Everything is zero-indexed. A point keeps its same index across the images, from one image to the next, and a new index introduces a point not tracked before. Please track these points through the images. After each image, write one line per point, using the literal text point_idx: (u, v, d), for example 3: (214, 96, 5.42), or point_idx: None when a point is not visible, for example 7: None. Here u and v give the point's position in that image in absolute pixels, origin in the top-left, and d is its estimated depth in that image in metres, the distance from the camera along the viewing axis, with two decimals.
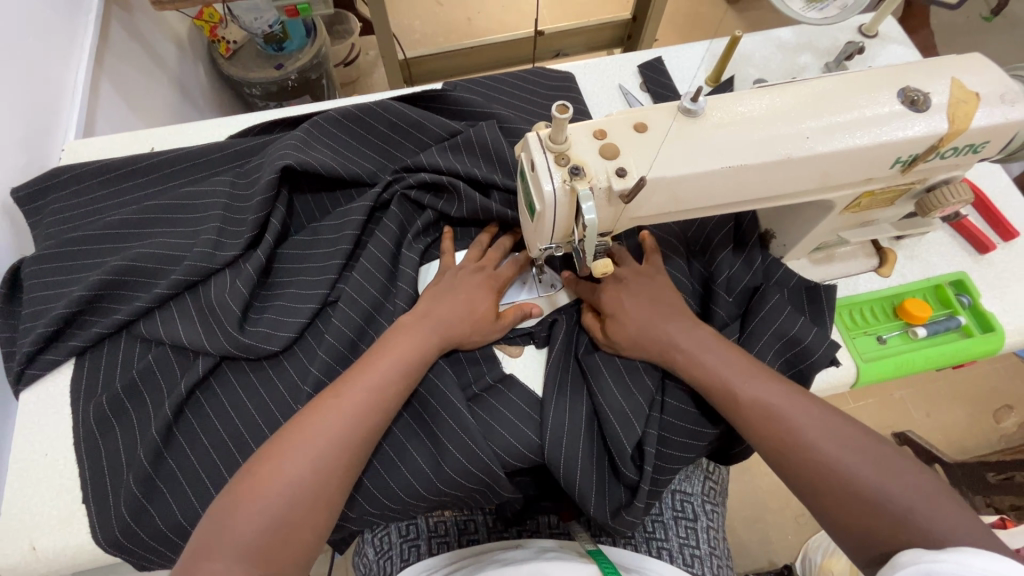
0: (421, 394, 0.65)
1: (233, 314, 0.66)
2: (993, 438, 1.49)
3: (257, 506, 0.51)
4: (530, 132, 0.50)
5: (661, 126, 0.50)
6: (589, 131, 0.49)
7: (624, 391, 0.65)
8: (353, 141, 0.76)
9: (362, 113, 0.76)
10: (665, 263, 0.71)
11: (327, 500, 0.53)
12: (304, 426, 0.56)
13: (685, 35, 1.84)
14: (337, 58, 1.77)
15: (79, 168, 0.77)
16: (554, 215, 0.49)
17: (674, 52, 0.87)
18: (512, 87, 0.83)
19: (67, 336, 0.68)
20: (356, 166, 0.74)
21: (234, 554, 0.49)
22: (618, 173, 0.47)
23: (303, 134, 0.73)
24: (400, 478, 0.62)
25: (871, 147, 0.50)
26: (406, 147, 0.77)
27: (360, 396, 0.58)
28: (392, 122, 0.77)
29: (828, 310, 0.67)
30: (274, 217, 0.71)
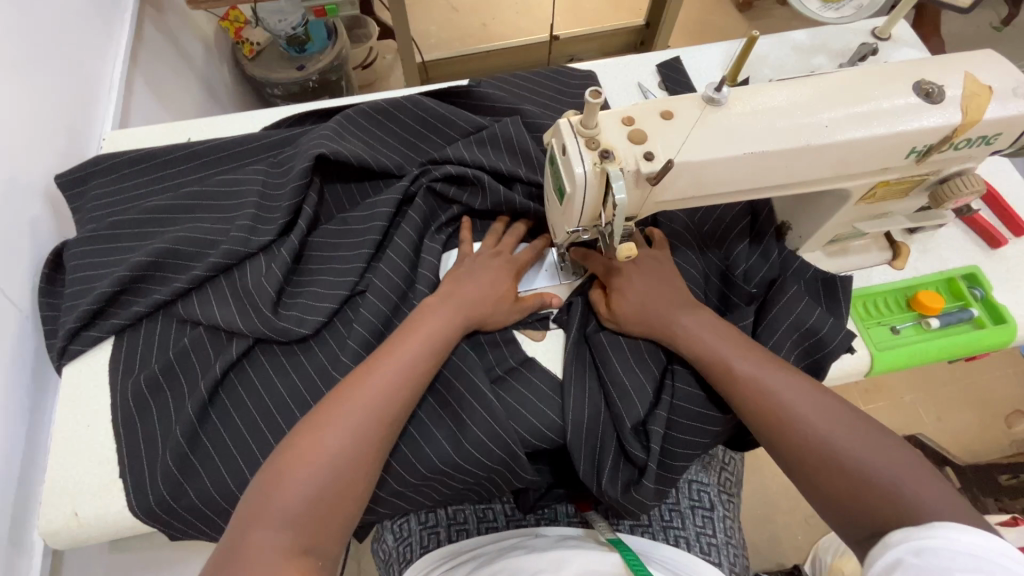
0: (440, 376, 0.67)
1: (267, 296, 0.68)
2: (1004, 443, 1.49)
3: (303, 476, 0.52)
4: (562, 119, 0.53)
5: (686, 114, 0.52)
6: (619, 117, 0.52)
7: (632, 372, 0.66)
8: (383, 134, 0.79)
9: (392, 108, 0.79)
10: (675, 255, 0.72)
11: (366, 471, 0.55)
12: (345, 401, 0.57)
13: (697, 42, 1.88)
14: (356, 61, 1.82)
15: (121, 156, 0.81)
16: (584, 197, 0.51)
17: (691, 52, 0.90)
18: (534, 84, 0.86)
19: (109, 315, 0.70)
20: (385, 157, 0.77)
21: (281, 520, 0.50)
22: (646, 156, 0.50)
23: (336, 125, 0.76)
24: (423, 460, 0.63)
25: (887, 136, 0.53)
26: (433, 140, 0.80)
27: (395, 372, 0.60)
28: (421, 117, 0.80)
29: (844, 301, 0.68)
30: (307, 205, 0.74)
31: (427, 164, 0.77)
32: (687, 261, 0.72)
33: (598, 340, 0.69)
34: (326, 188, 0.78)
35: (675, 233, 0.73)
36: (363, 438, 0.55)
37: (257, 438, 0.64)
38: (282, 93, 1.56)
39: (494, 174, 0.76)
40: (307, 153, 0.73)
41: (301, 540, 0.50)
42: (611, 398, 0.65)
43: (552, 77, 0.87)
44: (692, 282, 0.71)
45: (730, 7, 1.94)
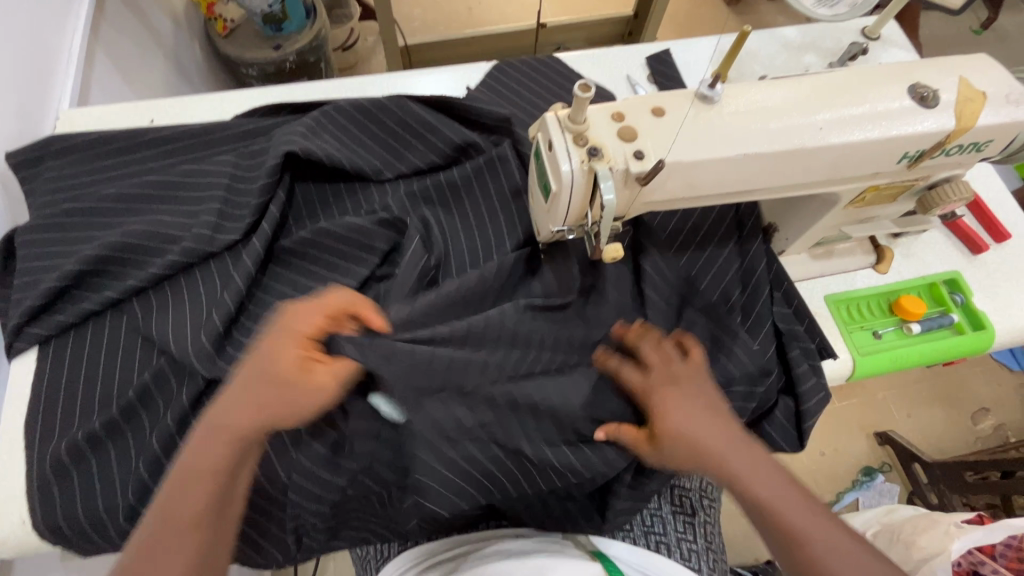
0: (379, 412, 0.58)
1: (223, 308, 0.63)
2: (970, 439, 1.54)
3: None
4: (548, 113, 0.50)
5: (678, 111, 0.50)
6: (608, 113, 0.49)
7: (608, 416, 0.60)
8: (362, 136, 0.74)
9: (375, 108, 0.75)
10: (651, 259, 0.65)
11: None
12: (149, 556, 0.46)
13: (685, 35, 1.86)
14: (335, 42, 1.75)
15: (79, 138, 0.75)
16: (570, 196, 0.49)
17: (682, 45, 0.88)
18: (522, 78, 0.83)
19: (56, 310, 0.66)
20: (362, 160, 0.72)
21: None
22: (635, 156, 0.47)
23: (312, 125, 0.72)
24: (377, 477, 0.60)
25: (880, 140, 0.51)
26: (418, 149, 0.74)
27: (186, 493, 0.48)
28: (406, 120, 0.75)
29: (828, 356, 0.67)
30: (274, 204, 0.69)
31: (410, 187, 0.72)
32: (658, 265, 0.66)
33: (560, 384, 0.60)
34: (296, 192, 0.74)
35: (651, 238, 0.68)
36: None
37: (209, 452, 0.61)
38: (257, 74, 1.50)
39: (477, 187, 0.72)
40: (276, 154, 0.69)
41: None
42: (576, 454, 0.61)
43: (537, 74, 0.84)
44: (656, 291, 0.64)
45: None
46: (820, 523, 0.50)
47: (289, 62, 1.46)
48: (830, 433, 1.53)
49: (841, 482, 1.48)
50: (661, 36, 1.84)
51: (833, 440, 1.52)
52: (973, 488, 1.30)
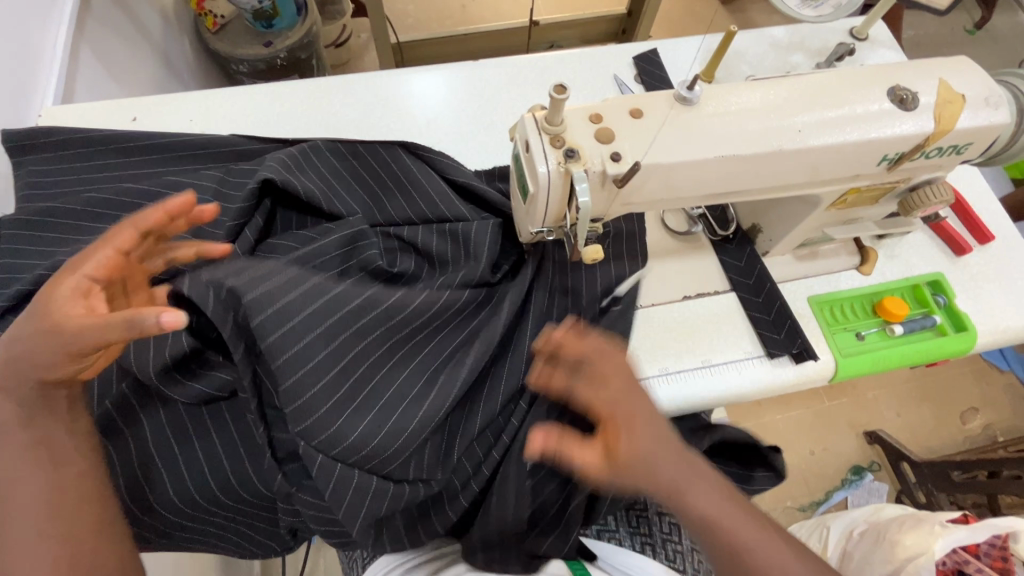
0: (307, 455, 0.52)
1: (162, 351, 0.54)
2: (958, 438, 1.54)
3: None
4: (526, 114, 0.50)
5: (657, 112, 0.49)
6: (586, 114, 0.49)
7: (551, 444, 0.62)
8: (345, 174, 0.68)
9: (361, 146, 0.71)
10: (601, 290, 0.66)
11: None
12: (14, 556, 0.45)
13: (678, 34, 1.86)
14: (327, 39, 1.75)
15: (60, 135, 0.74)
16: (547, 198, 0.48)
17: (669, 44, 0.87)
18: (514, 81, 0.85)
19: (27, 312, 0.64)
20: (339, 200, 0.66)
21: None
22: (612, 157, 0.47)
23: (293, 154, 0.67)
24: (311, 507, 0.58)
25: (860, 143, 0.51)
26: (397, 189, 0.69)
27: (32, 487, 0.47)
28: (389, 158, 0.70)
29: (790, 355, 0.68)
30: (249, 229, 0.64)
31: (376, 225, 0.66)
32: (620, 275, 0.67)
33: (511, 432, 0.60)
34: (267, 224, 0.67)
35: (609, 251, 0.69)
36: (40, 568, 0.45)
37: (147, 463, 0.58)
38: (248, 71, 1.49)
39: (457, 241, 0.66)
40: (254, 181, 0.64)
41: None
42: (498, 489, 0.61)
43: (527, 80, 0.85)
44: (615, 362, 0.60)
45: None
46: (770, 533, 0.47)
47: (280, 59, 1.45)
48: (820, 432, 1.53)
49: (830, 481, 1.49)
50: (654, 35, 1.84)
51: (823, 440, 1.53)
52: (960, 488, 1.30)
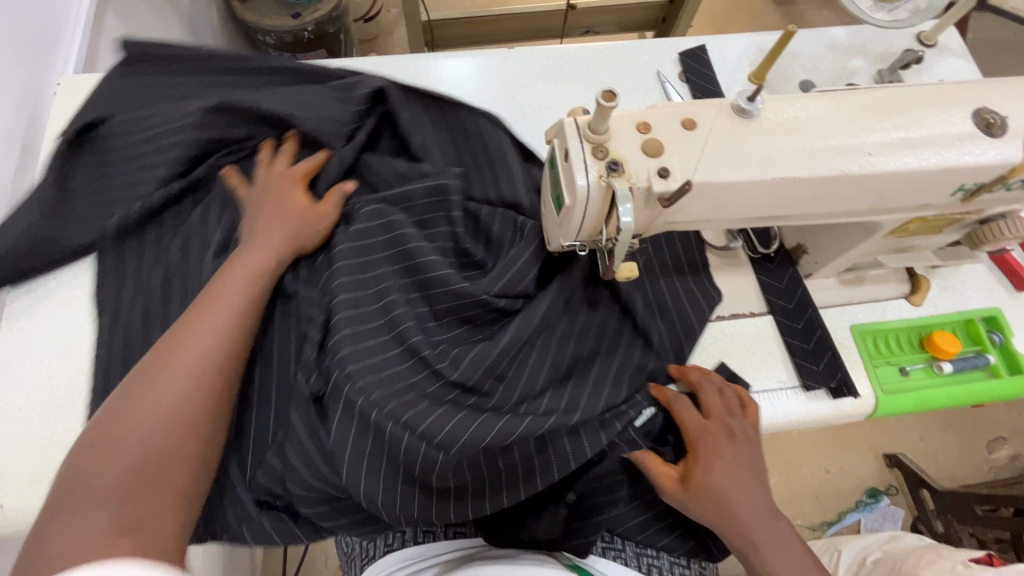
0: (342, 387, 0.52)
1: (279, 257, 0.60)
2: (982, 468, 1.48)
3: (118, 434, 0.45)
4: (566, 118, 0.45)
5: (712, 124, 0.45)
6: (633, 122, 0.44)
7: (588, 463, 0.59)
8: (447, 121, 0.68)
9: (464, 110, 0.67)
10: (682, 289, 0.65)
11: (183, 440, 0.46)
12: (149, 381, 0.48)
13: (719, 27, 1.77)
14: (356, 13, 1.70)
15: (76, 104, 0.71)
16: (584, 212, 0.44)
17: (719, 41, 0.81)
18: (553, 70, 0.80)
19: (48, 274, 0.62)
20: (433, 146, 0.67)
21: (95, 502, 0.42)
22: (660, 173, 0.42)
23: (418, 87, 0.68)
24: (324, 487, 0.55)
25: (936, 170, 0.46)
26: (480, 158, 0.66)
27: (207, 331, 0.51)
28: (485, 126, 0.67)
29: (827, 392, 0.63)
30: (361, 131, 0.67)
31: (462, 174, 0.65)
32: (705, 295, 0.65)
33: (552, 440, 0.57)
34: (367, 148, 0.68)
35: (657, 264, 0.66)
36: (169, 409, 0.47)
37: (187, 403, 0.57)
38: (274, 42, 1.44)
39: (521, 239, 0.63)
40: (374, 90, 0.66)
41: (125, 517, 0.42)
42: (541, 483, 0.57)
43: (560, 71, 0.80)
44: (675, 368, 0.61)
45: None
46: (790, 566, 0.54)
47: (308, 32, 1.41)
48: (838, 451, 1.48)
49: (844, 502, 1.44)
50: (695, 26, 1.75)
51: (840, 461, 1.47)
52: (982, 522, 1.25)
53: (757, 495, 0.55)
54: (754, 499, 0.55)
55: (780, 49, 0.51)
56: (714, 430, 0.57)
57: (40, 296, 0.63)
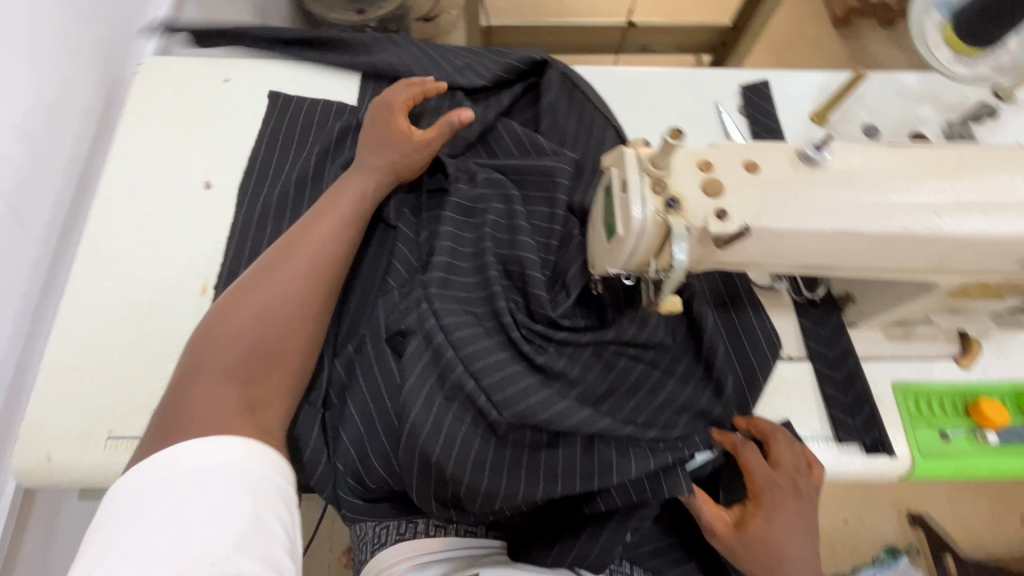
0: (425, 322, 0.58)
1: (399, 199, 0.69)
2: (1014, 541, 1.41)
3: (236, 324, 0.53)
4: (627, 148, 0.46)
5: (775, 169, 0.44)
6: (694, 160, 0.44)
7: (624, 493, 0.59)
8: (572, 119, 0.74)
9: (596, 113, 0.74)
10: (751, 321, 0.65)
11: (290, 340, 0.55)
12: (260, 280, 0.56)
13: (779, 57, 1.75)
14: (418, 12, 1.73)
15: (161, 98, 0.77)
16: (636, 244, 0.44)
17: (783, 76, 0.80)
18: (609, 87, 0.79)
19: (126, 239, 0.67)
20: (550, 134, 0.73)
21: (223, 374, 0.51)
22: (717, 214, 0.42)
23: (560, 80, 0.76)
24: (374, 435, 0.59)
25: (1007, 237, 0.44)
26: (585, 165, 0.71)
27: (314, 244, 0.59)
28: (603, 137, 0.73)
29: (861, 448, 0.61)
30: (505, 94, 0.76)
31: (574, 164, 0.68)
32: (761, 329, 0.64)
33: (600, 445, 0.58)
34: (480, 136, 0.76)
35: (745, 295, 0.66)
36: (277, 311, 0.55)
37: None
38: None
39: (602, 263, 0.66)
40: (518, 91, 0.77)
41: (240, 386, 0.51)
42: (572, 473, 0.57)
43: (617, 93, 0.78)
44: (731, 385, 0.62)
45: (826, 23, 1.80)
46: None
47: (371, 28, 1.44)
48: (859, 503, 1.43)
49: (860, 556, 1.39)
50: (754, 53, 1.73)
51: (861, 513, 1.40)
52: None
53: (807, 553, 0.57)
54: (803, 553, 0.56)
55: (848, 90, 0.73)
56: (779, 482, 0.58)
57: (105, 266, 0.67)
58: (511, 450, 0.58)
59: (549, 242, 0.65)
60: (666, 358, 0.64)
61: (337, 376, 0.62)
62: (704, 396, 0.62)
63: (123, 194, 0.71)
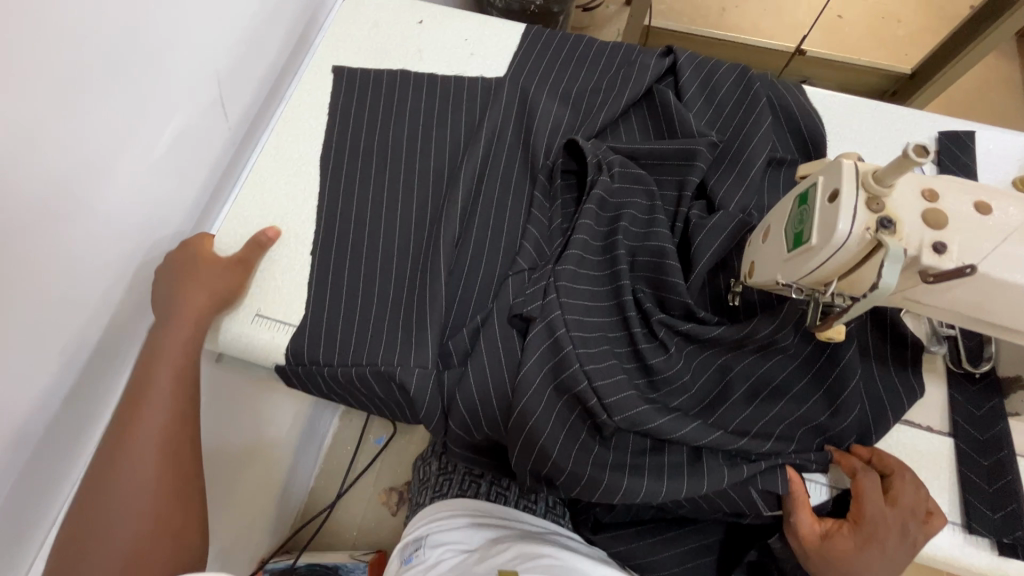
0: (550, 312, 0.58)
1: (541, 170, 0.69)
2: None
3: (91, 552, 0.54)
4: (843, 159, 0.44)
5: (1009, 216, 0.41)
6: (918, 186, 0.41)
7: (714, 503, 0.60)
8: (726, 110, 0.72)
9: (761, 101, 0.71)
10: (895, 373, 0.61)
11: (158, 533, 0.56)
12: (109, 475, 0.56)
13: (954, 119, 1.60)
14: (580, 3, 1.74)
15: (358, 19, 0.81)
16: (829, 258, 0.42)
17: (989, 131, 0.73)
18: (785, 87, 0.75)
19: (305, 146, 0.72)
20: (708, 123, 0.71)
21: (105, 560, 0.54)
22: (935, 247, 0.39)
23: (696, 63, 0.75)
24: (485, 403, 0.59)
25: None
26: (729, 144, 0.69)
27: (152, 434, 0.58)
28: (754, 117, 0.70)
29: (993, 543, 0.56)
30: (654, 72, 0.74)
31: (715, 146, 0.67)
32: (906, 389, 0.60)
33: (708, 457, 0.58)
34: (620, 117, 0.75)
35: (887, 348, 0.62)
36: (140, 501, 0.56)
37: (401, 294, 0.63)
38: (502, 9, 1.52)
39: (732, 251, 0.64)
40: (662, 69, 0.75)
41: None
42: (682, 481, 0.57)
43: (790, 99, 0.73)
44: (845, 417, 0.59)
45: (1019, 93, 1.63)
46: None
47: (535, 7, 1.46)
48: None
49: None
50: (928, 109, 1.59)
51: None
52: None
53: None
54: None
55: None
56: (892, 523, 0.53)
57: (285, 164, 0.71)
58: (614, 448, 0.59)
59: (676, 226, 0.65)
60: (784, 372, 0.61)
61: (457, 339, 0.61)
62: (823, 413, 0.60)
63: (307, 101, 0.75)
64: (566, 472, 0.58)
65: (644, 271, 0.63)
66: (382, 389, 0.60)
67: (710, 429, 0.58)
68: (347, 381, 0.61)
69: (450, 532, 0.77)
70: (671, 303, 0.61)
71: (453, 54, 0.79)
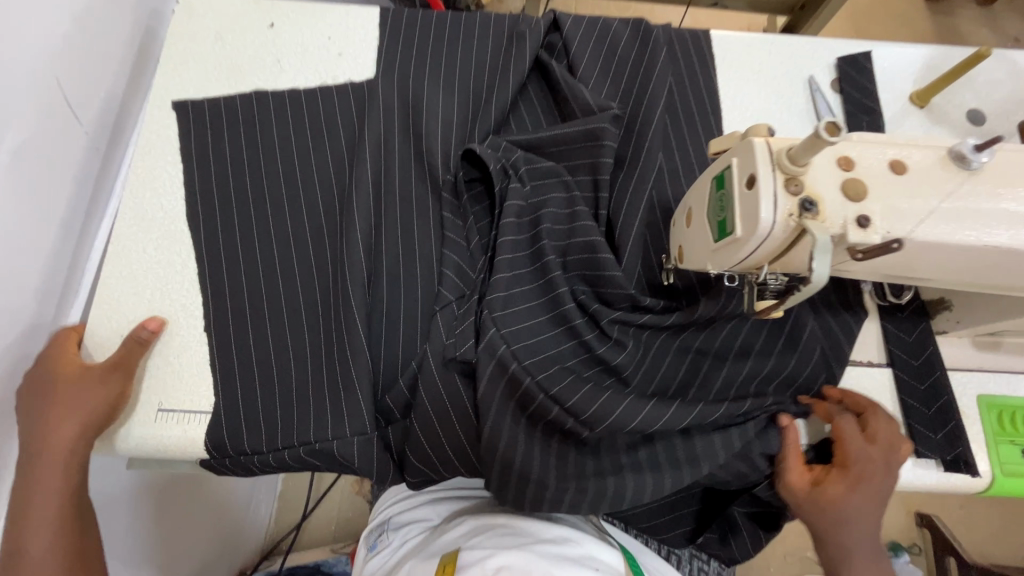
0: (490, 347, 0.54)
1: (448, 182, 0.62)
2: None
3: None
4: (753, 138, 0.40)
5: (923, 174, 0.39)
6: (834, 157, 0.39)
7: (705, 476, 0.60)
8: (623, 73, 0.68)
9: (658, 57, 0.66)
10: (835, 315, 0.61)
11: None
12: None
13: (858, 29, 1.61)
14: None
15: (195, 37, 0.68)
16: (757, 249, 0.39)
17: (884, 50, 0.72)
18: (676, 39, 0.71)
19: (167, 200, 0.62)
20: (607, 93, 0.67)
21: None
22: (859, 223, 0.38)
23: (584, 27, 0.69)
24: (443, 453, 0.56)
25: None
26: (635, 113, 0.64)
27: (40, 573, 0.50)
28: (654, 76, 0.65)
29: (939, 461, 0.59)
30: (532, 44, 0.67)
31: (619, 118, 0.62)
32: (846, 331, 0.61)
33: (683, 438, 0.57)
34: (519, 102, 0.68)
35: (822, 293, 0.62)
36: None
37: (319, 355, 0.56)
38: None
39: (654, 221, 0.62)
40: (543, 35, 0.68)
41: None
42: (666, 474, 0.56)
43: (684, 54, 0.70)
44: (799, 365, 0.59)
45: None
46: None
47: None
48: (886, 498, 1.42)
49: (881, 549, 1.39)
50: (833, 22, 1.59)
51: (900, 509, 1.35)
52: None
53: (874, 532, 0.54)
54: (870, 527, 0.53)
55: (960, 71, 0.65)
56: (874, 456, 0.54)
57: (146, 226, 0.61)
58: (591, 456, 0.57)
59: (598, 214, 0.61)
60: (734, 335, 0.60)
61: (394, 394, 0.56)
62: (779, 364, 0.59)
63: (154, 147, 0.63)
64: (553, 496, 0.55)
65: (578, 269, 0.58)
66: (325, 465, 0.55)
67: (691, 408, 0.56)
68: (287, 465, 0.55)
69: (413, 511, 0.78)
70: (614, 296, 0.58)
71: (319, 58, 0.69)
